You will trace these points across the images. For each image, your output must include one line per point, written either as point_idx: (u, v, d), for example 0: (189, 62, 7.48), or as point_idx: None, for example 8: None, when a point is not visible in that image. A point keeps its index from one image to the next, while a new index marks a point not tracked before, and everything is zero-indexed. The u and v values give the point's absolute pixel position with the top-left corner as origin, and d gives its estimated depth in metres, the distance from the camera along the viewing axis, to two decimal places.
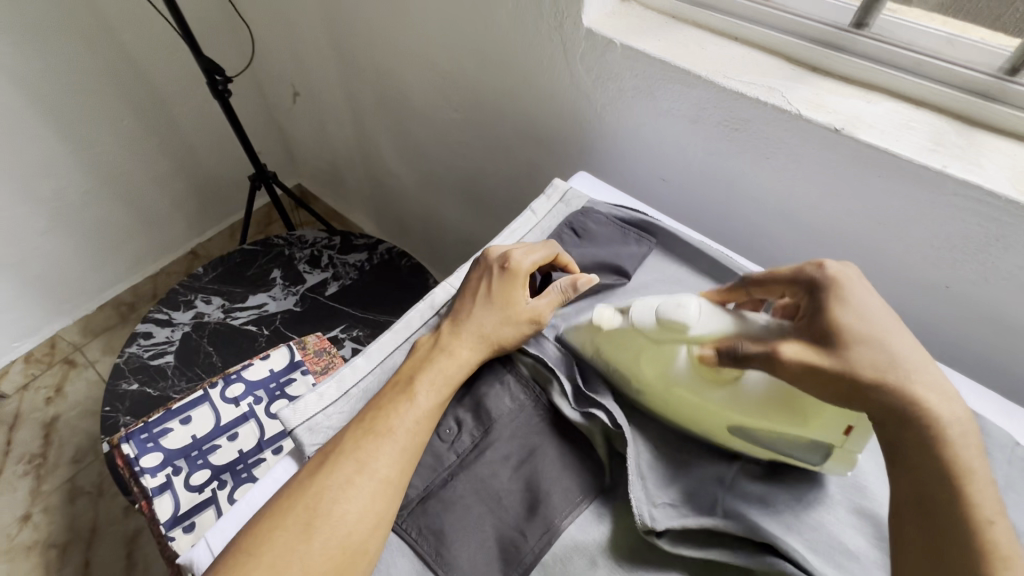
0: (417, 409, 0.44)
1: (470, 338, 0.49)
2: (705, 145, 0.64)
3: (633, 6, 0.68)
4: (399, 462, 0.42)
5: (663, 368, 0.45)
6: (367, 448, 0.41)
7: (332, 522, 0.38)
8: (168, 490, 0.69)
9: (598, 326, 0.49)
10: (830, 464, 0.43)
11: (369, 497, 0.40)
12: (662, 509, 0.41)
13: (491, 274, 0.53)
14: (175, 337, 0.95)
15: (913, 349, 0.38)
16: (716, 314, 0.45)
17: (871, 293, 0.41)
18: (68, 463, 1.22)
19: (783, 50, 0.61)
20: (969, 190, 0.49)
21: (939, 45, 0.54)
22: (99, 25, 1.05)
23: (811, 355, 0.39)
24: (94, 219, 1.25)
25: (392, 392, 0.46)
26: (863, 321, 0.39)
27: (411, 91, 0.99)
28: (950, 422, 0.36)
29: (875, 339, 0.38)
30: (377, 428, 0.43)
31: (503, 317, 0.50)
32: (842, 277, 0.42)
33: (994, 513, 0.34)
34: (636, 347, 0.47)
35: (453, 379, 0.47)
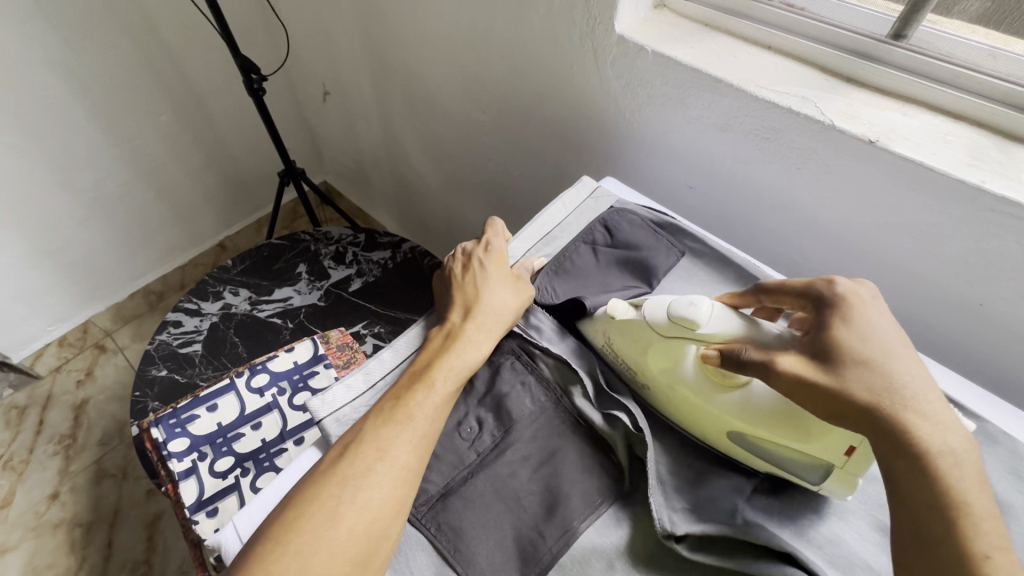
0: (436, 397, 0.45)
1: (481, 324, 0.50)
2: (734, 153, 0.64)
3: (665, 13, 0.69)
4: (418, 449, 0.43)
5: (670, 366, 0.47)
6: (388, 436, 0.42)
7: (358, 508, 0.39)
8: (194, 475, 0.71)
9: (612, 318, 0.51)
10: (830, 486, 0.42)
11: (393, 484, 0.41)
12: (681, 514, 0.42)
13: (479, 257, 0.56)
14: (203, 327, 0.97)
15: (914, 376, 0.37)
16: (733, 316, 0.44)
17: (883, 316, 0.40)
18: (96, 445, 1.26)
19: (817, 60, 0.60)
20: (1006, 206, 0.48)
21: (981, 57, 0.53)
22: (145, 23, 1.09)
23: (806, 368, 0.38)
24: (129, 210, 1.29)
25: (409, 381, 0.46)
26: (866, 342, 0.38)
27: (440, 93, 1.00)
28: (944, 452, 0.35)
29: (874, 363, 0.37)
30: (397, 417, 0.44)
31: (504, 293, 0.53)
32: (853, 296, 0.41)
33: (991, 548, 0.32)
34: (646, 343, 0.48)
35: (468, 366, 0.48)
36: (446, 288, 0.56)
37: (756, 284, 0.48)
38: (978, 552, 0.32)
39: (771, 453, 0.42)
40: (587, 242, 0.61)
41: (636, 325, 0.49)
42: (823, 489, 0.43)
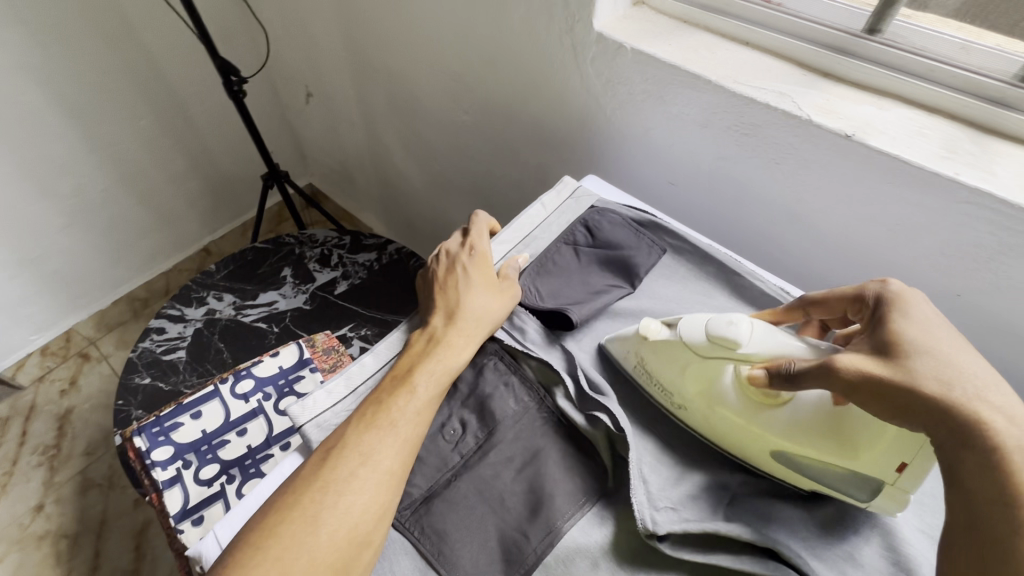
0: (418, 401, 0.45)
1: (463, 329, 0.50)
2: (715, 149, 0.64)
3: (644, 10, 0.69)
4: (401, 454, 0.43)
5: (710, 388, 0.46)
6: (370, 441, 0.42)
7: (339, 514, 0.39)
8: (179, 483, 0.70)
9: (643, 340, 0.49)
10: (881, 502, 0.41)
11: (375, 489, 0.40)
12: (664, 513, 0.40)
13: (461, 261, 0.56)
14: (187, 333, 0.96)
15: (985, 369, 0.36)
16: (768, 334, 0.44)
17: (938, 314, 0.39)
18: (81, 455, 1.24)
19: (794, 55, 0.61)
20: (981, 197, 0.48)
21: (955, 51, 0.53)
22: (122, 26, 1.07)
23: (869, 363, 0.37)
24: (110, 216, 1.27)
25: (390, 385, 0.46)
26: (922, 336, 0.38)
27: (422, 94, 0.99)
28: (1018, 447, 0.32)
29: (934, 355, 0.36)
30: (380, 422, 0.43)
31: (485, 297, 0.53)
32: (901, 295, 0.41)
33: None
34: (682, 362, 0.47)
35: (451, 370, 0.48)
36: (429, 291, 0.56)
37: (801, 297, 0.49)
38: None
39: (822, 473, 0.42)
40: (568, 243, 0.61)
41: (670, 348, 0.47)
42: (872, 506, 0.41)
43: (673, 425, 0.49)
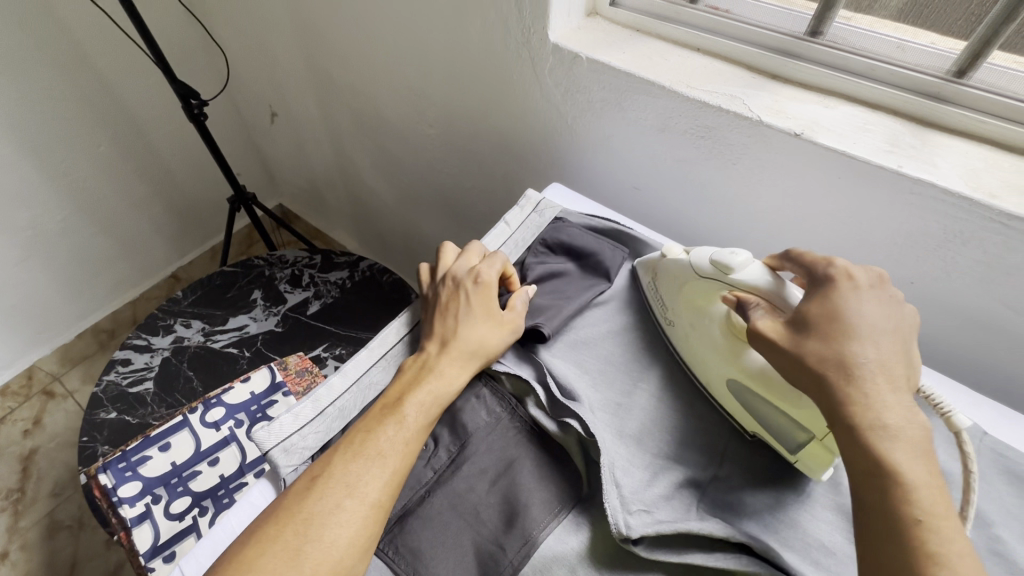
0: (406, 431, 0.44)
1: (456, 359, 0.49)
2: (673, 153, 0.66)
3: (598, 20, 0.70)
4: (388, 486, 0.41)
5: (701, 307, 0.50)
6: (357, 471, 0.41)
7: (322, 548, 0.37)
8: (147, 520, 0.68)
9: (664, 257, 0.54)
10: (805, 459, 0.43)
11: (360, 523, 0.39)
12: (637, 516, 0.40)
13: (466, 287, 0.53)
14: (154, 363, 0.94)
15: (884, 356, 0.38)
16: (767, 270, 0.46)
17: (873, 303, 0.40)
18: (47, 496, 1.19)
19: (742, 60, 0.63)
20: (923, 188, 0.50)
21: (891, 50, 0.56)
22: (76, 53, 1.05)
23: (775, 331, 0.41)
24: (71, 246, 1.23)
25: (380, 413, 0.45)
26: (833, 320, 0.39)
27: (386, 109, 0.99)
28: (873, 424, 0.35)
29: (836, 338, 0.38)
30: (367, 451, 0.42)
31: (484, 328, 0.51)
32: (844, 279, 0.41)
33: (925, 514, 0.32)
34: (685, 281, 0.51)
35: (443, 398, 0.47)
36: (430, 314, 0.54)
37: (782, 253, 0.48)
38: (912, 517, 0.32)
39: (761, 415, 0.45)
40: (535, 256, 0.62)
41: (680, 267, 0.52)
42: (799, 462, 0.44)
43: (647, 424, 0.49)
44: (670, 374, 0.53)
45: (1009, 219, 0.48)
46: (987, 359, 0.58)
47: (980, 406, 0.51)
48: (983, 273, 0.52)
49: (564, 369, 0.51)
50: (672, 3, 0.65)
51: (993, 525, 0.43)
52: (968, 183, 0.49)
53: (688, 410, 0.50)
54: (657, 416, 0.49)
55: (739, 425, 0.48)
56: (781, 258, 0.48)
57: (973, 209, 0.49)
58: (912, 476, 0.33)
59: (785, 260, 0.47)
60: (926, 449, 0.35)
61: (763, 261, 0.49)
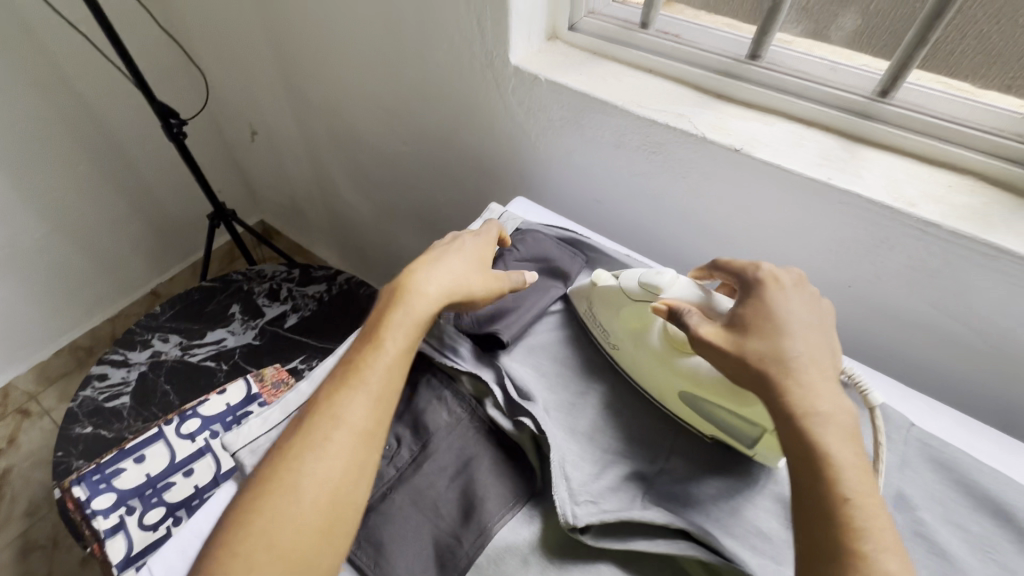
0: (387, 356, 0.46)
1: (434, 285, 0.51)
2: (630, 167, 0.69)
3: (557, 43, 0.75)
4: (375, 411, 0.43)
5: (638, 330, 0.53)
6: (342, 401, 0.43)
7: (319, 474, 0.40)
8: (121, 531, 0.69)
9: (594, 286, 0.58)
10: (763, 451, 0.46)
11: (350, 447, 0.41)
12: (584, 506, 0.43)
13: (462, 238, 0.57)
14: (131, 378, 0.94)
15: (813, 348, 0.42)
16: (694, 287, 0.51)
17: (798, 301, 0.45)
18: (21, 516, 1.18)
19: (690, 80, 0.67)
20: (851, 198, 0.54)
21: (825, 71, 0.61)
22: (55, 75, 1.07)
23: (719, 336, 0.44)
24: (49, 264, 1.24)
25: (361, 347, 0.47)
26: (768, 320, 0.43)
27: (361, 126, 1.03)
28: (814, 410, 0.39)
29: (772, 337, 0.42)
30: (351, 382, 0.44)
31: (465, 266, 0.54)
32: (772, 281, 0.46)
33: (853, 492, 0.36)
34: (620, 307, 0.55)
35: (420, 319, 0.49)
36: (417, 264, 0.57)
37: (708, 265, 0.53)
38: (841, 495, 0.36)
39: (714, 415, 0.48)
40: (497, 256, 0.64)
41: (612, 294, 0.56)
42: (757, 455, 0.47)
43: (599, 424, 0.51)
44: (624, 375, 0.56)
45: (928, 225, 0.52)
46: (923, 358, 0.61)
47: (912, 400, 0.55)
48: (911, 276, 0.56)
49: (523, 374, 0.54)
50: (625, 29, 0.70)
51: (918, 509, 0.47)
52: (890, 194, 0.53)
53: (639, 410, 0.53)
54: (607, 414, 0.52)
55: (698, 431, 0.50)
56: (711, 267, 0.52)
57: (896, 216, 0.53)
58: (843, 460, 0.37)
59: (713, 269, 0.52)
60: (853, 432, 0.39)
61: (690, 274, 0.54)
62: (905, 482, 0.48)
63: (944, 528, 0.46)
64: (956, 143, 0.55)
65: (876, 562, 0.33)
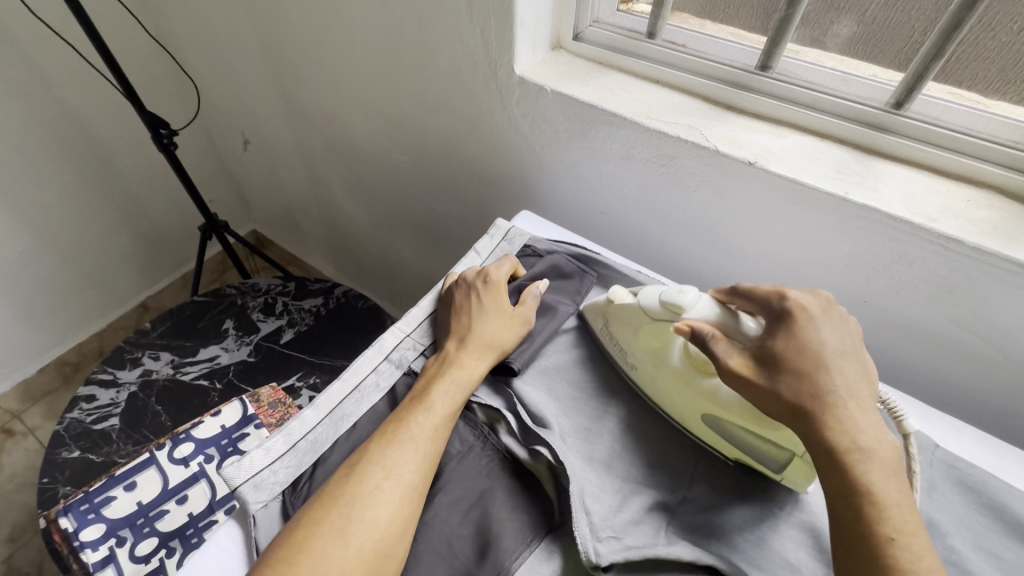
0: (434, 417, 0.46)
1: (477, 350, 0.51)
2: (638, 180, 0.68)
3: (561, 53, 0.73)
4: (422, 469, 0.43)
5: (658, 349, 0.51)
6: (392, 456, 0.43)
7: (366, 526, 0.39)
8: (111, 563, 0.66)
9: (610, 303, 0.55)
10: (790, 476, 0.45)
11: (397, 502, 0.41)
12: (607, 543, 0.41)
13: (476, 289, 0.56)
14: (120, 399, 0.91)
15: (851, 378, 0.41)
16: (717, 306, 0.48)
17: (831, 328, 0.43)
18: (4, 541, 1.13)
19: (698, 91, 0.66)
20: (869, 213, 0.53)
21: (836, 82, 0.59)
22: (39, 83, 1.03)
23: (749, 369, 0.42)
24: (33, 278, 1.20)
25: (407, 405, 0.47)
26: (802, 354, 0.41)
27: (359, 137, 1.00)
28: (854, 446, 0.38)
29: (809, 372, 0.40)
30: (400, 437, 0.44)
31: (498, 325, 0.54)
32: (800, 311, 0.43)
33: (900, 532, 0.35)
34: (638, 326, 0.52)
35: (466, 385, 0.49)
36: (445, 317, 0.57)
37: (728, 287, 0.50)
38: (887, 536, 0.35)
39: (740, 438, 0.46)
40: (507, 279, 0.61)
41: (629, 312, 0.53)
42: (785, 479, 0.45)
43: (616, 450, 0.49)
44: (638, 396, 0.54)
45: (949, 241, 0.50)
46: (940, 374, 0.60)
47: (933, 419, 0.54)
48: (930, 291, 0.55)
49: (535, 398, 0.51)
50: (631, 38, 0.68)
51: (949, 536, 0.45)
52: (909, 208, 0.52)
53: (658, 434, 0.51)
54: (625, 440, 0.50)
55: (721, 454, 0.48)
56: (728, 292, 0.49)
57: (915, 232, 0.52)
58: (887, 499, 0.36)
59: (733, 295, 0.49)
60: (897, 468, 0.38)
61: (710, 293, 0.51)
62: (933, 508, 0.46)
63: (977, 556, 0.44)
64: (974, 155, 0.54)
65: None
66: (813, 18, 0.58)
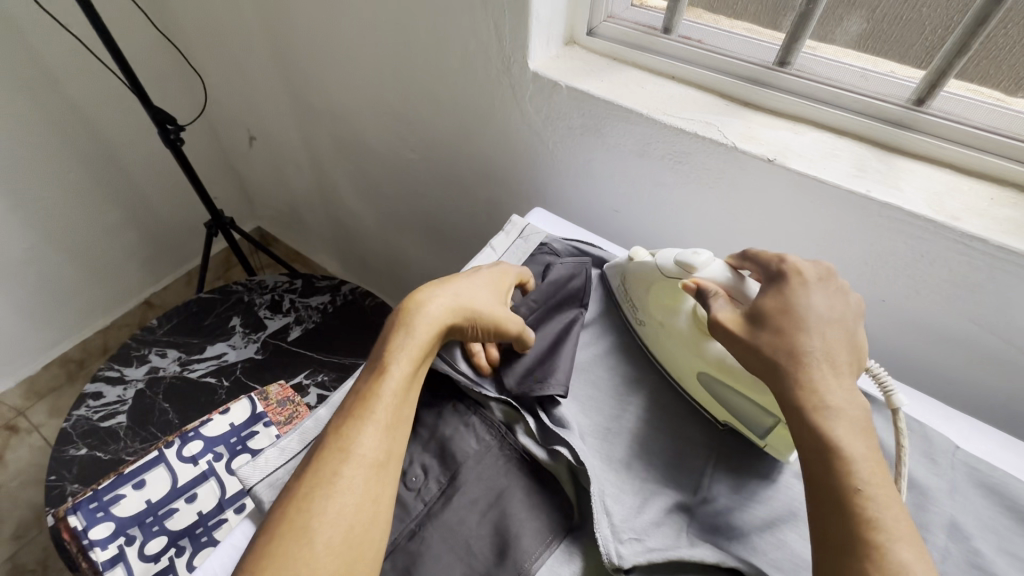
0: (393, 382, 0.43)
1: (438, 304, 0.48)
2: (652, 178, 0.67)
3: (576, 48, 0.72)
4: (386, 441, 0.40)
5: (668, 307, 0.53)
6: (348, 434, 0.39)
7: (330, 517, 0.36)
8: (121, 562, 0.65)
9: (631, 261, 0.58)
10: (774, 441, 0.46)
11: (361, 480, 0.38)
12: (629, 544, 0.41)
13: (481, 270, 0.55)
14: (127, 396, 0.90)
15: (833, 343, 0.41)
16: (728, 270, 0.49)
17: (821, 296, 0.43)
18: (10, 538, 1.13)
19: (715, 87, 0.65)
20: (891, 211, 0.52)
21: (855, 79, 0.59)
22: (44, 78, 1.02)
23: (736, 322, 0.44)
24: (38, 275, 1.19)
25: (365, 378, 0.44)
26: (786, 315, 0.42)
27: (367, 133, 0.99)
28: (823, 404, 0.38)
29: (790, 333, 0.41)
30: (356, 413, 0.41)
31: (462, 286, 0.51)
32: (795, 276, 0.44)
33: (865, 483, 0.35)
34: (653, 284, 0.54)
35: (427, 340, 0.46)
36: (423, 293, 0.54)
37: (741, 252, 0.51)
38: (851, 487, 0.35)
39: (727, 398, 0.48)
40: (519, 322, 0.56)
41: (647, 270, 0.55)
42: (768, 445, 0.47)
43: (635, 449, 0.49)
44: (658, 395, 0.53)
45: (972, 239, 0.50)
46: (958, 375, 0.60)
47: (953, 421, 0.53)
48: (950, 290, 0.54)
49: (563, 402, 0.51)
50: (646, 34, 0.67)
51: (973, 539, 0.44)
52: (931, 206, 0.51)
53: (677, 434, 0.50)
54: (643, 439, 0.49)
55: (711, 416, 0.51)
56: (739, 259, 0.50)
57: (936, 231, 0.51)
58: (852, 453, 0.36)
59: (744, 260, 0.50)
60: (864, 427, 0.37)
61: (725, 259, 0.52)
62: (957, 509, 0.46)
63: (1001, 559, 0.43)
64: (996, 153, 0.53)
65: (889, 553, 0.32)
66: (830, 13, 0.57)
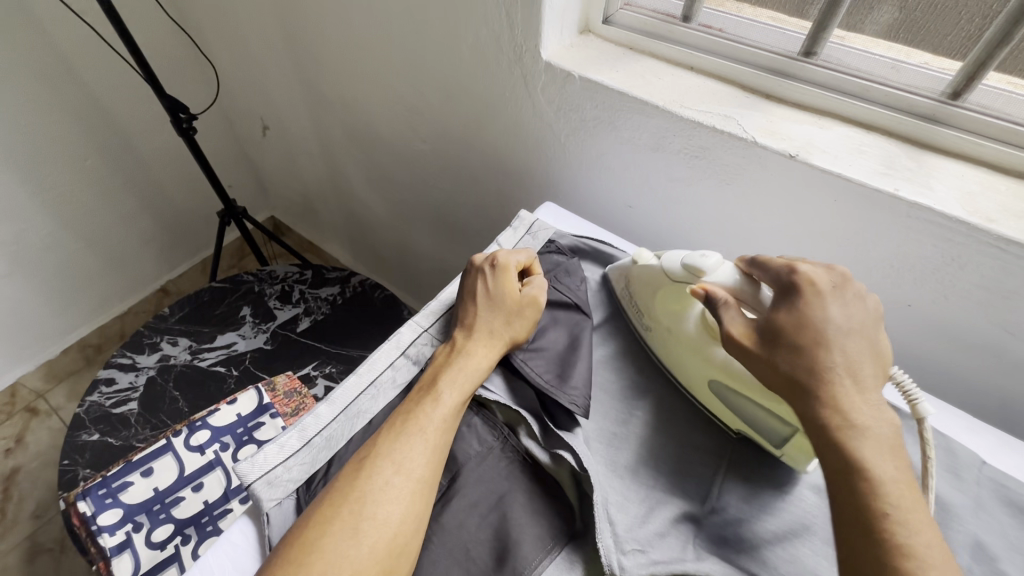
0: (445, 408, 0.43)
1: (485, 335, 0.48)
2: (667, 172, 0.65)
3: (591, 37, 0.70)
4: (434, 460, 0.41)
5: (676, 311, 0.51)
6: (401, 449, 0.40)
7: (378, 524, 0.37)
8: (128, 549, 0.66)
9: (635, 264, 0.55)
10: (791, 452, 0.44)
11: (409, 498, 0.39)
12: (632, 556, 0.40)
13: (486, 271, 0.53)
14: (139, 383, 0.91)
15: (857, 355, 0.39)
16: (736, 272, 0.46)
17: (839, 306, 0.40)
18: (29, 518, 1.16)
19: (735, 79, 0.62)
20: (920, 211, 0.49)
21: (885, 71, 0.55)
22: (61, 65, 1.03)
23: (749, 338, 0.42)
24: (56, 262, 1.21)
25: (416, 397, 0.45)
26: (803, 329, 0.40)
27: (378, 123, 0.98)
28: (848, 424, 0.36)
29: (807, 348, 0.39)
30: (409, 428, 0.42)
31: (506, 311, 0.50)
32: (809, 286, 0.41)
33: (895, 507, 0.34)
34: (660, 288, 0.52)
35: (474, 373, 0.46)
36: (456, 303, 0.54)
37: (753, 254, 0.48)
38: (881, 510, 0.34)
39: (742, 408, 0.46)
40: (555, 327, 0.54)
41: (652, 273, 0.53)
42: (785, 455, 0.45)
43: (641, 454, 0.47)
44: (666, 401, 0.52)
45: (1008, 243, 0.47)
46: (988, 384, 0.57)
47: (979, 433, 0.51)
48: (981, 296, 0.51)
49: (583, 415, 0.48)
50: (665, 23, 0.65)
51: (998, 560, 0.42)
52: (966, 207, 0.48)
53: (685, 439, 0.48)
54: (650, 446, 0.48)
55: (723, 424, 0.49)
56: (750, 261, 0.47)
57: (970, 233, 0.48)
58: (882, 475, 0.35)
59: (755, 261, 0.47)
60: (895, 445, 0.36)
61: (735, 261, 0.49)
62: (983, 527, 0.43)
63: None
64: None
65: None
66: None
